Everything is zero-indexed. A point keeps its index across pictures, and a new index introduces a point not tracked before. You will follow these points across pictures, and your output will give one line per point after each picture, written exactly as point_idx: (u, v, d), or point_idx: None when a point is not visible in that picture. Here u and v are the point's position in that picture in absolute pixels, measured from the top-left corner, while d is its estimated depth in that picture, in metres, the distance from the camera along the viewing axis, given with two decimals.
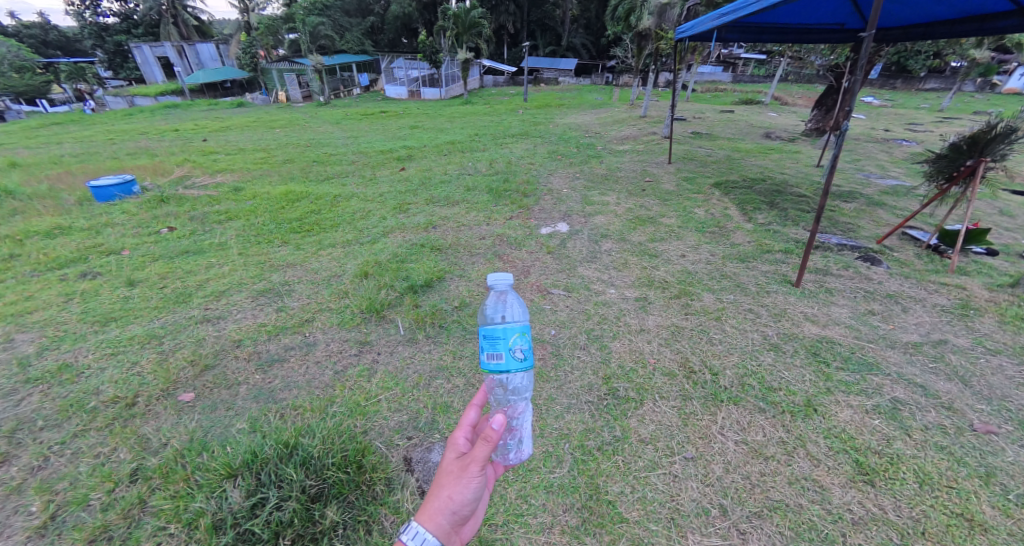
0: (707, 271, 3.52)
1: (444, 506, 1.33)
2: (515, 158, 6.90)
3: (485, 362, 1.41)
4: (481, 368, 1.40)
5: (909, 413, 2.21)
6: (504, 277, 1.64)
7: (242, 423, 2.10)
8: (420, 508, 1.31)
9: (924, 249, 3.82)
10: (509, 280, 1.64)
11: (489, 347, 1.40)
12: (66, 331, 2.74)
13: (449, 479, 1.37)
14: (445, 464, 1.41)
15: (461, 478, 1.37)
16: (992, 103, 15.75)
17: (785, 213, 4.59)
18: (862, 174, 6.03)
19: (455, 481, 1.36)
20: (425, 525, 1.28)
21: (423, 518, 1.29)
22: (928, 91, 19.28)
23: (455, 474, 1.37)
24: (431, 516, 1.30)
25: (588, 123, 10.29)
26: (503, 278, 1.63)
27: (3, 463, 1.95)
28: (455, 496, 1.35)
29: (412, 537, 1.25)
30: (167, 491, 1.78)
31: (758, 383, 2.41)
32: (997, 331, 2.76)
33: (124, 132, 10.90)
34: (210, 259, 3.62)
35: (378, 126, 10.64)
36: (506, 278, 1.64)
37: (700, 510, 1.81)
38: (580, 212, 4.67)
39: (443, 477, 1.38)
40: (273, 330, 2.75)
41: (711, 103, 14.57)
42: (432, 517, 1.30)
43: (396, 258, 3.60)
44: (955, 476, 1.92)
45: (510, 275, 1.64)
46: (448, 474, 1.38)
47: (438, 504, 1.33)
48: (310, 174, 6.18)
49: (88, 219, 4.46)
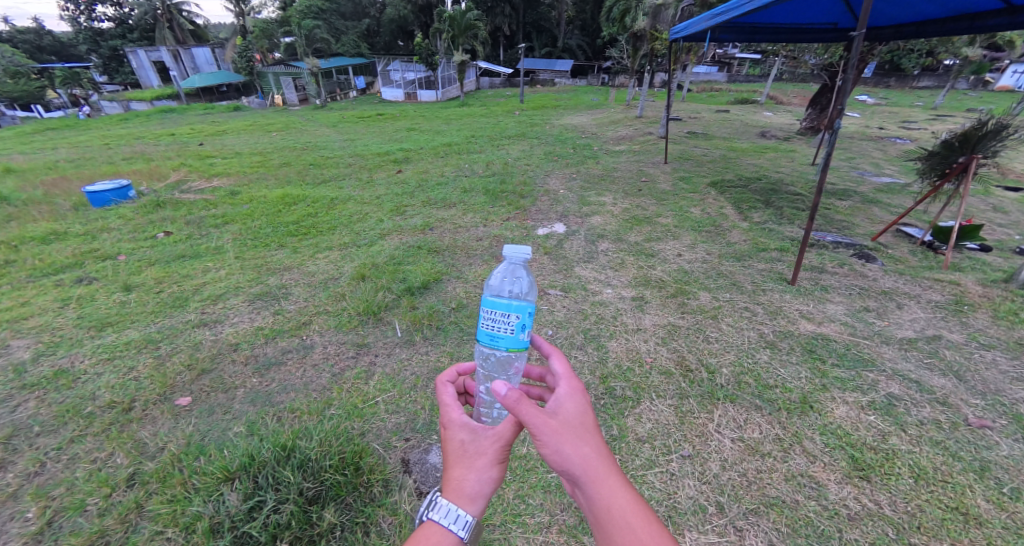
0: (703, 270, 3.53)
1: (481, 488, 1.18)
2: (512, 160, 6.90)
3: (514, 338, 1.28)
4: (516, 347, 1.28)
5: (904, 408, 2.22)
6: (520, 249, 1.49)
7: (240, 427, 2.09)
8: (457, 492, 1.14)
9: (919, 245, 3.85)
10: (529, 255, 1.48)
11: (529, 323, 1.28)
12: (61, 337, 2.73)
13: (480, 461, 1.20)
14: (470, 445, 1.22)
15: (491, 458, 1.20)
16: (985, 100, 15.89)
17: (780, 211, 4.62)
18: (857, 172, 6.06)
19: (489, 464, 1.20)
20: (465, 508, 1.12)
21: (465, 503, 1.13)
22: (922, 89, 19.41)
23: (489, 456, 1.20)
24: (467, 498, 1.14)
25: (584, 124, 10.33)
26: (521, 251, 1.50)
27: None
28: (484, 479, 1.19)
29: (450, 519, 1.09)
30: (164, 495, 1.78)
31: (754, 380, 2.43)
32: (991, 326, 2.79)
33: (120, 137, 10.88)
34: (207, 263, 3.62)
35: (375, 129, 10.64)
36: (525, 252, 1.48)
37: (696, 508, 1.82)
38: (577, 212, 4.69)
39: (473, 457, 1.20)
40: (270, 333, 2.76)
41: (705, 102, 14.69)
42: (467, 499, 1.14)
43: (393, 261, 3.61)
44: (950, 471, 1.93)
45: (529, 248, 1.49)
46: (479, 455, 1.21)
47: (473, 486, 1.17)
48: (307, 177, 6.18)
49: (84, 224, 4.45)
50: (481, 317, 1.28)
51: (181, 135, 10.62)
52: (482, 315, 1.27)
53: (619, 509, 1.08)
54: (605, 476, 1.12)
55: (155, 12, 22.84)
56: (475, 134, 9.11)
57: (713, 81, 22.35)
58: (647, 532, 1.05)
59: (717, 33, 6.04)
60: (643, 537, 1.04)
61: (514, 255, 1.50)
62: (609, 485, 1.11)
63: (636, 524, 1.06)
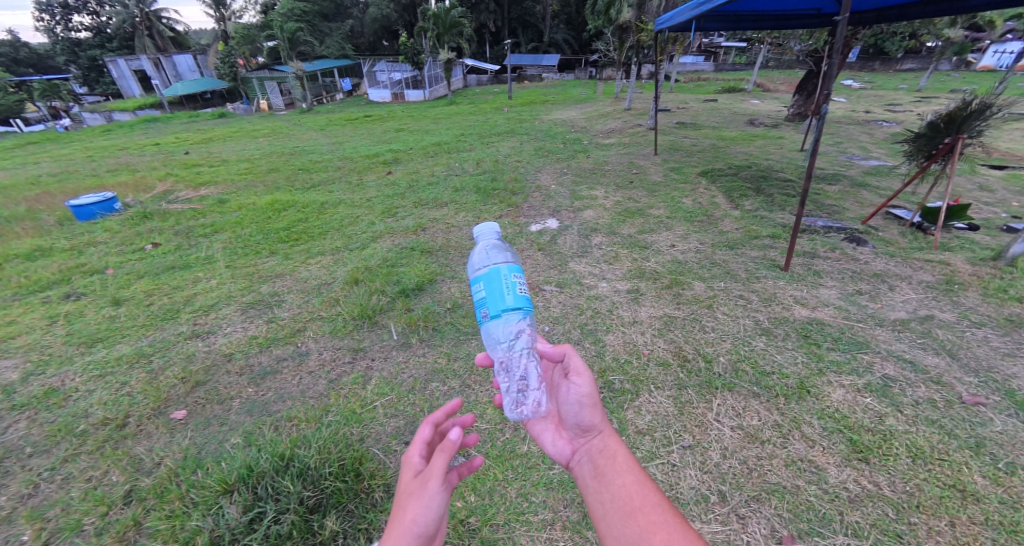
0: (696, 260, 3.54)
1: (408, 530, 1.10)
2: (503, 157, 6.88)
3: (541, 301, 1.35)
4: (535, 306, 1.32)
5: (899, 389, 2.25)
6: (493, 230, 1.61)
7: (236, 438, 2.07)
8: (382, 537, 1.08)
9: (908, 227, 3.88)
10: (499, 232, 1.63)
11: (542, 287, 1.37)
12: (50, 355, 2.69)
13: (410, 501, 1.13)
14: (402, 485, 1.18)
15: (423, 496, 1.14)
16: (968, 80, 16.01)
17: (771, 199, 4.64)
18: (845, 156, 6.10)
19: (418, 500, 1.13)
20: None
21: None
22: (906, 72, 19.57)
23: (415, 493, 1.14)
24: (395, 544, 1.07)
25: (573, 118, 10.30)
26: (490, 232, 1.61)
27: None
28: (422, 519, 1.12)
29: None
30: (162, 511, 1.75)
31: (751, 368, 2.44)
32: (981, 304, 2.82)
33: (103, 149, 10.71)
34: (197, 274, 3.58)
35: (363, 131, 10.56)
36: (496, 229, 1.62)
37: (699, 497, 1.83)
38: (569, 207, 4.68)
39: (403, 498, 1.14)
40: (264, 342, 2.73)
41: (693, 92, 14.77)
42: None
43: (386, 263, 3.59)
44: (947, 448, 1.95)
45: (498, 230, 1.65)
46: (408, 495, 1.15)
47: (401, 530, 1.09)
48: (296, 182, 6.12)
49: (70, 239, 4.38)
50: (512, 283, 1.30)
51: (165, 144, 10.47)
52: (515, 280, 1.30)
53: (621, 457, 1.24)
54: (608, 431, 1.30)
55: (133, 20, 22.52)
56: (464, 133, 9.06)
57: (700, 71, 22.40)
58: (641, 477, 1.19)
59: (701, 23, 6.14)
60: (637, 479, 1.19)
61: (485, 237, 1.61)
62: (612, 439, 1.29)
63: (633, 473, 1.21)
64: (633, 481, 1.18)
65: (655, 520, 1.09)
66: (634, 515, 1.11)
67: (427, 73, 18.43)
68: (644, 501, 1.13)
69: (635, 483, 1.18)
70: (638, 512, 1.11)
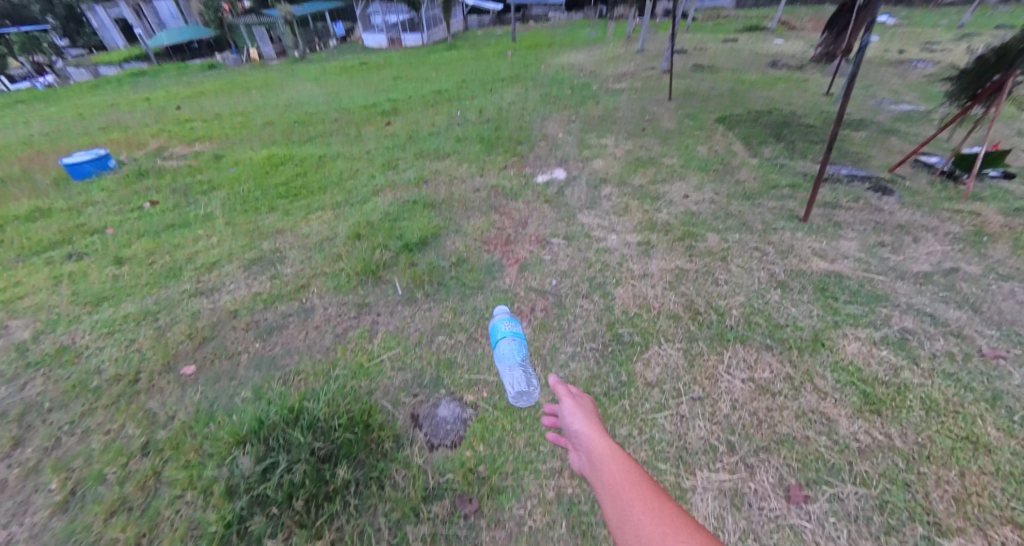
0: (711, 211, 3.41)
1: None
2: (506, 105, 6.56)
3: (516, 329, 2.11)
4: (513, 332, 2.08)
5: (917, 342, 2.19)
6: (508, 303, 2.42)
7: (246, 392, 2.09)
8: None
9: (938, 176, 3.69)
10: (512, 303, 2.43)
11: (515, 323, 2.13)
12: (59, 315, 2.69)
13: None
14: None
15: None
16: (1011, 13, 14.79)
17: (792, 147, 4.41)
18: (873, 101, 5.75)
19: None
20: None
21: None
22: (942, 6, 18.14)
23: None
24: None
25: (581, 62, 9.74)
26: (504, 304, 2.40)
27: (16, 446, 1.95)
28: None
29: None
30: (179, 462, 1.79)
31: (765, 320, 2.39)
32: (1010, 256, 2.70)
33: (93, 106, 10.35)
34: (197, 232, 3.50)
35: (360, 80, 10.11)
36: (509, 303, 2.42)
37: (708, 448, 1.82)
38: (577, 157, 4.49)
39: None
40: (268, 298, 2.70)
41: (709, 32, 13.88)
42: None
43: (388, 218, 3.49)
44: (961, 401, 1.92)
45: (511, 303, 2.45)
46: None
47: None
48: (292, 136, 5.91)
49: (67, 200, 4.29)
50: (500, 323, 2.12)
51: (155, 100, 10.10)
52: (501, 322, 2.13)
53: (607, 444, 1.06)
54: (592, 421, 1.16)
55: None
56: (466, 79, 8.63)
57: (718, 9, 20.93)
58: (627, 458, 0.99)
59: None
60: (621, 461, 0.99)
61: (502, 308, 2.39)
62: (599, 428, 1.12)
63: (619, 456, 1.02)
64: (616, 462, 0.99)
65: (636, 495, 0.88)
66: (617, 493, 0.91)
67: (426, 14, 17.40)
68: (628, 478, 0.93)
69: (618, 463, 0.99)
70: (620, 489, 0.91)
